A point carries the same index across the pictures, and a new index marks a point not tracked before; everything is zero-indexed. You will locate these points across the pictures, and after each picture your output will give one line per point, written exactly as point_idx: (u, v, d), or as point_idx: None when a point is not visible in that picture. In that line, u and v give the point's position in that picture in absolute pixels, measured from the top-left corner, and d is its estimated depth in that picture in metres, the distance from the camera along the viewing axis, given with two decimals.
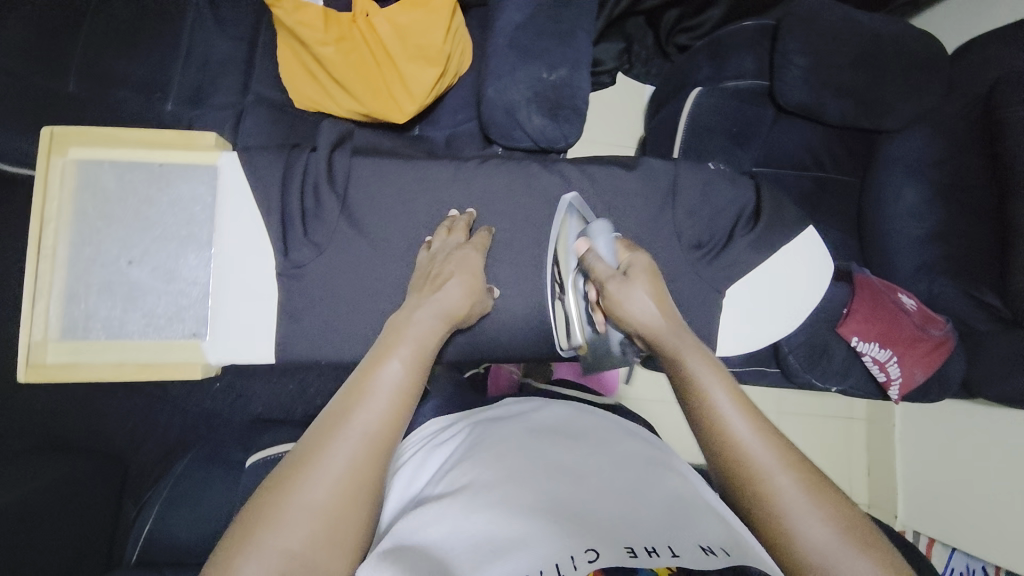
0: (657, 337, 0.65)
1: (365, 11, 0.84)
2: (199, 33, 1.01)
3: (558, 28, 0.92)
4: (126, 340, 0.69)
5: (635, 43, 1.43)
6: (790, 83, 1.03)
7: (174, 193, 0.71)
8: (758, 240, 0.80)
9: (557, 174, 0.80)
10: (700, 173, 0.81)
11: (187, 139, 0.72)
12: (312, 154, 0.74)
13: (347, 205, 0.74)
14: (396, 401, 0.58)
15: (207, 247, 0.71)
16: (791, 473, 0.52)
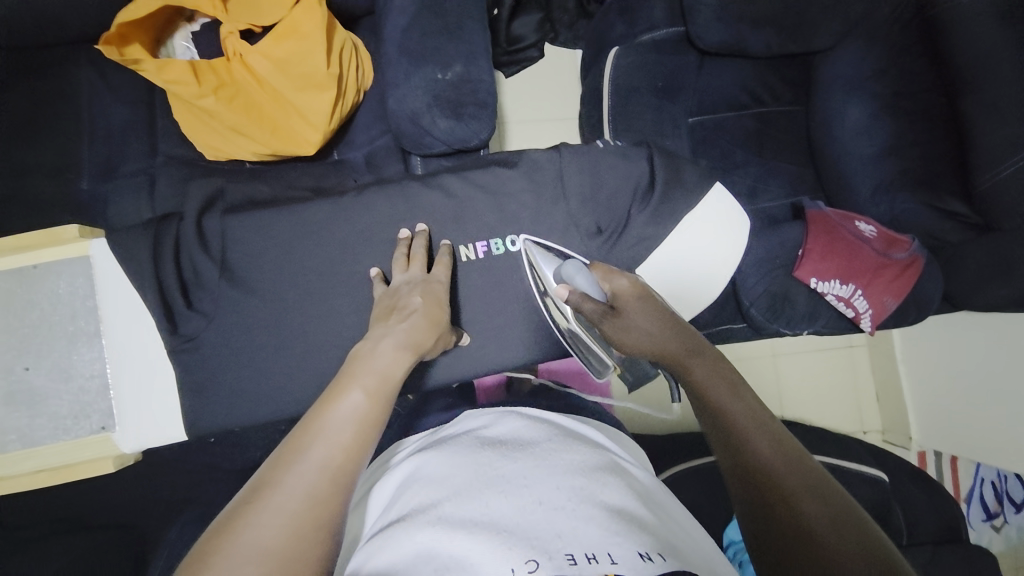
0: (667, 354, 0.61)
1: (238, 50, 0.81)
2: (95, 103, 0.99)
3: (444, 24, 0.88)
4: (38, 446, 0.70)
5: (554, 10, 1.36)
6: (704, 24, 0.98)
7: (55, 291, 0.71)
8: (656, 212, 0.78)
9: (438, 189, 0.79)
10: (584, 157, 0.79)
11: (52, 236, 0.71)
12: (182, 222, 0.75)
13: (257, 254, 0.75)
14: (364, 428, 0.53)
15: (97, 337, 0.71)
16: (792, 476, 0.47)
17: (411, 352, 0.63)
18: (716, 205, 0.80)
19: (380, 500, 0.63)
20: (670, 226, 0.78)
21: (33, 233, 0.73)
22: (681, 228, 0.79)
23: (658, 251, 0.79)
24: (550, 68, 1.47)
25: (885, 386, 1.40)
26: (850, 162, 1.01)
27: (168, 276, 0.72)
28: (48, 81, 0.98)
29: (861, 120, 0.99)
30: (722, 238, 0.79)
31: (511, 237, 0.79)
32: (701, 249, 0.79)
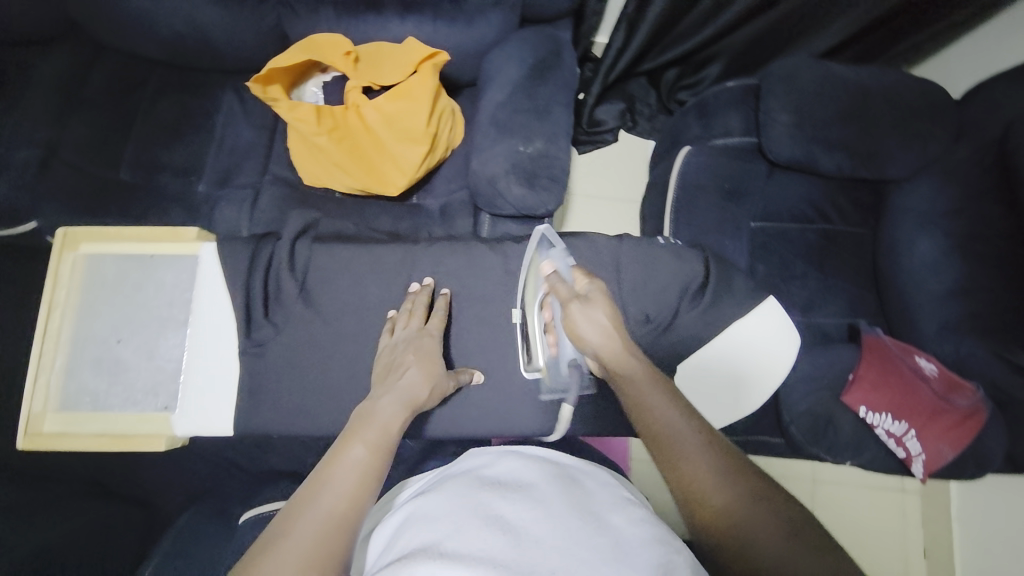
0: (619, 368, 0.64)
1: (356, 102, 0.93)
2: (229, 123, 1.16)
3: (533, 104, 0.98)
4: (108, 412, 0.77)
5: (637, 102, 1.47)
6: (778, 139, 1.02)
7: (162, 280, 0.81)
8: (705, 313, 0.80)
9: (502, 253, 0.85)
10: (643, 248, 0.81)
11: (173, 234, 0.82)
12: (279, 241, 0.83)
13: (327, 279, 0.82)
14: (364, 476, 0.58)
15: (184, 325, 0.80)
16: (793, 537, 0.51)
17: (412, 403, 0.67)
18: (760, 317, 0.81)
19: (379, 538, 0.63)
20: (713, 325, 0.80)
21: (160, 227, 0.84)
22: (723, 336, 0.80)
23: (697, 353, 0.81)
24: (622, 151, 1.55)
25: (937, 543, 1.25)
26: (915, 294, 0.99)
27: (258, 280, 0.81)
28: (197, 100, 1.17)
29: (931, 255, 0.97)
30: (763, 351, 0.80)
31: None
32: (739, 358, 0.80)
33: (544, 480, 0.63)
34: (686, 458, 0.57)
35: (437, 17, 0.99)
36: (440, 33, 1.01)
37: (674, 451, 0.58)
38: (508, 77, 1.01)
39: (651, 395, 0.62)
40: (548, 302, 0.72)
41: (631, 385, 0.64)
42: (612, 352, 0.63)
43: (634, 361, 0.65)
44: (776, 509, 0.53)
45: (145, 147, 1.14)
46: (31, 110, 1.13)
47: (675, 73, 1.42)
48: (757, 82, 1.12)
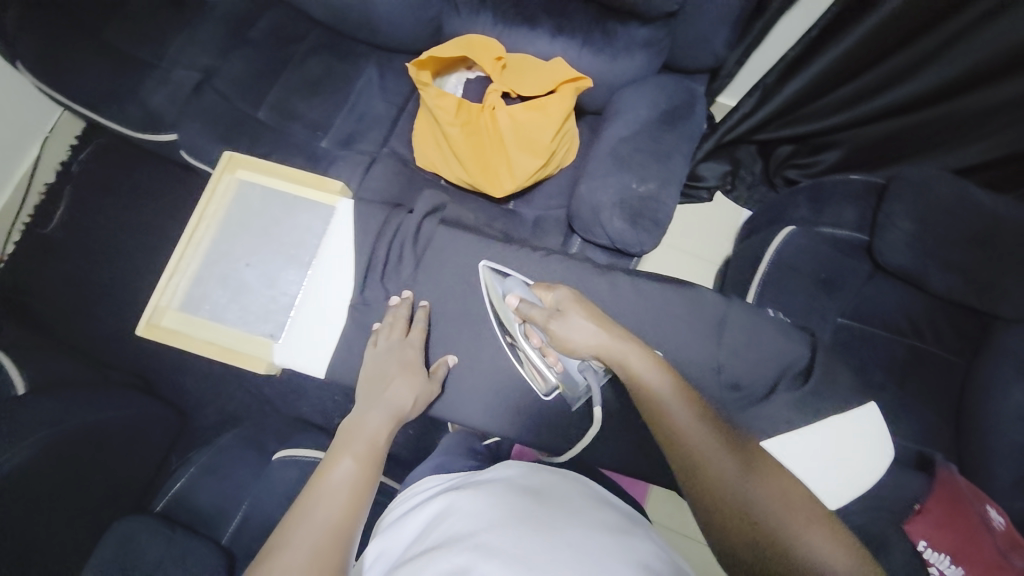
0: (606, 349, 0.68)
1: (493, 104, 0.98)
2: (366, 93, 1.25)
3: (656, 147, 1.00)
4: (221, 324, 0.84)
5: (742, 167, 1.48)
6: (891, 244, 1.01)
7: (297, 220, 0.89)
8: (801, 399, 0.80)
9: (607, 281, 0.85)
10: (753, 316, 0.83)
11: (320, 183, 0.90)
12: (409, 216, 0.90)
13: (426, 263, 0.88)
14: (355, 485, 0.65)
15: (306, 266, 0.86)
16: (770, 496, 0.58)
17: (394, 419, 0.75)
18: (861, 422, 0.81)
19: (401, 533, 0.66)
20: (780, 421, 0.80)
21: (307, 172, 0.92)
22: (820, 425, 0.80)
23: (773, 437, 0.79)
24: (713, 212, 1.54)
25: None
26: (996, 441, 0.93)
27: (384, 245, 0.87)
28: (344, 66, 1.26)
29: None
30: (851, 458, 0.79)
31: (653, 350, 0.82)
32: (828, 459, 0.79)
33: (566, 500, 0.64)
34: (678, 428, 0.62)
35: (585, 45, 1.05)
36: (584, 59, 1.06)
37: (699, 457, 0.60)
38: (636, 114, 1.04)
39: (671, 400, 0.64)
40: (529, 329, 0.79)
41: (650, 394, 0.65)
42: (606, 346, 0.69)
43: (649, 364, 0.67)
44: (798, 502, 0.58)
45: (288, 96, 1.24)
46: (202, 38, 1.26)
47: (788, 150, 1.40)
48: (882, 181, 1.09)
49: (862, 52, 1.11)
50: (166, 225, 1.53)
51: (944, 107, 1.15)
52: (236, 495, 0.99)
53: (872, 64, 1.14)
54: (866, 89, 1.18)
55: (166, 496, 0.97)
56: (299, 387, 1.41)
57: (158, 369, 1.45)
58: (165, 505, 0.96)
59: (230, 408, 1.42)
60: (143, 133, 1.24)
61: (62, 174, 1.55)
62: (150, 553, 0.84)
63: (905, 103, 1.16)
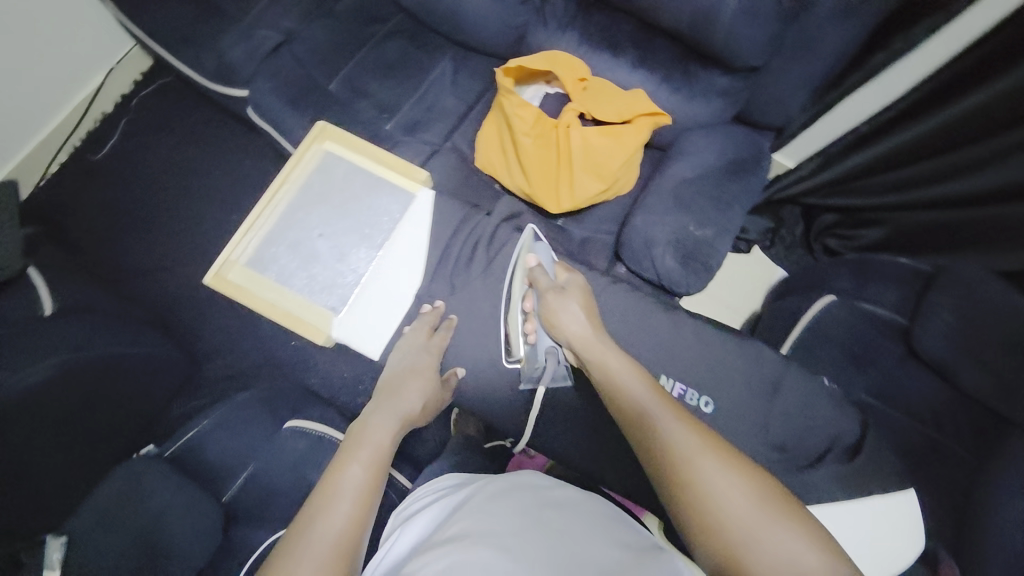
0: (583, 342, 0.75)
1: (568, 122, 0.98)
2: (437, 85, 1.26)
3: (719, 196, 1.01)
4: (287, 288, 0.87)
5: (783, 227, 1.49)
6: (932, 333, 1.01)
7: (377, 202, 0.92)
8: (846, 477, 0.78)
9: (673, 320, 0.87)
10: (808, 384, 0.83)
11: (405, 169, 0.93)
12: (486, 218, 0.93)
13: (490, 266, 0.88)
14: (367, 485, 0.68)
15: (376, 248, 0.89)
16: (740, 490, 0.56)
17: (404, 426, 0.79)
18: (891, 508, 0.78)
19: (411, 529, 0.66)
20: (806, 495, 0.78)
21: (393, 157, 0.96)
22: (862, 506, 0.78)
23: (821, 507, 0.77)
24: (750, 265, 1.54)
25: None
26: None
27: (462, 241, 0.90)
28: (421, 54, 1.27)
29: None
30: (883, 546, 0.77)
31: (707, 398, 0.83)
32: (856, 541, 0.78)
33: (588, 516, 0.63)
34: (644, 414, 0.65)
35: (664, 81, 1.06)
36: (660, 95, 1.07)
37: (673, 455, 0.60)
38: (703, 159, 1.05)
39: (645, 397, 0.67)
40: (528, 294, 0.85)
41: (625, 395, 0.68)
42: (586, 339, 0.76)
43: (625, 367, 0.71)
44: (783, 506, 0.55)
45: (362, 74, 1.25)
46: (288, 2, 1.27)
47: (831, 219, 1.39)
48: (931, 270, 1.10)
49: (917, 143, 1.14)
50: (212, 174, 1.55)
51: (1007, 208, 1.09)
52: (243, 456, 0.99)
53: (933, 154, 1.13)
54: (919, 177, 1.17)
55: (181, 443, 1.00)
56: (311, 358, 1.41)
57: (176, 314, 1.45)
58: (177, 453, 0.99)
59: (239, 366, 1.42)
60: (214, 83, 1.26)
61: (121, 106, 1.57)
62: (155, 499, 0.87)
63: (959, 196, 1.13)
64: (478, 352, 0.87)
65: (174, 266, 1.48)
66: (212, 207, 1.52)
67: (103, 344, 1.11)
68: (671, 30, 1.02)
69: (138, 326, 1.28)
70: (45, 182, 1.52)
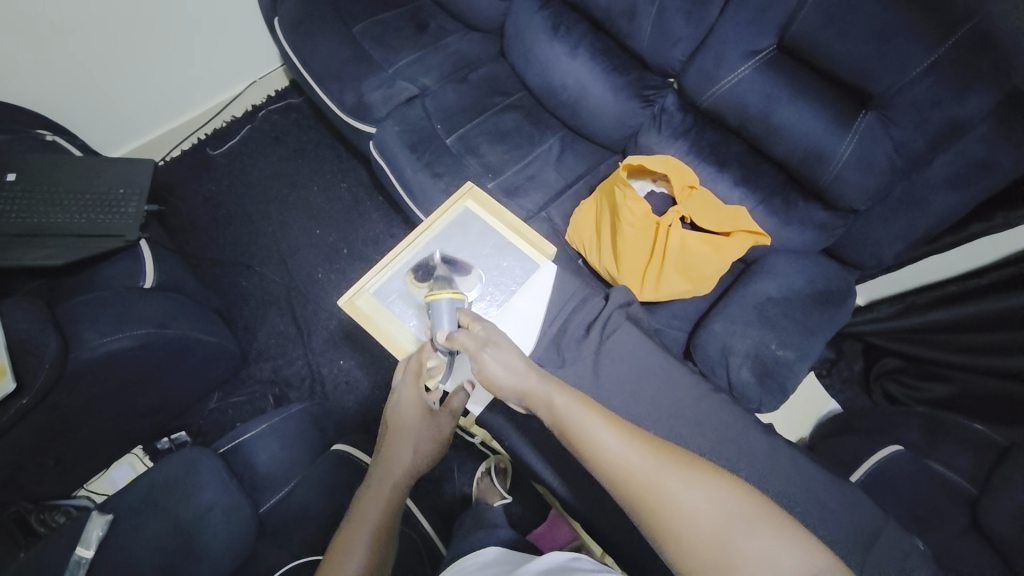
0: (525, 390, 0.72)
1: (671, 224, 1.03)
2: (542, 159, 1.35)
3: (803, 322, 1.03)
4: (405, 326, 0.92)
5: (842, 360, 1.48)
6: (1003, 509, 0.93)
7: (504, 265, 0.96)
8: None
9: (757, 439, 0.87)
10: (902, 541, 0.79)
11: (538, 242, 0.97)
12: (604, 302, 1.00)
13: (600, 348, 0.94)
14: (377, 533, 0.75)
15: (492, 309, 0.92)
16: (700, 493, 0.58)
17: (414, 458, 0.84)
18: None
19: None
20: None
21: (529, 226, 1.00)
22: None
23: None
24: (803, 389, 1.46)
25: None
26: None
27: (579, 322, 0.97)
28: (533, 128, 1.38)
29: None
30: None
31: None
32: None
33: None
34: (596, 441, 0.64)
35: (763, 203, 1.12)
36: (757, 214, 1.13)
37: (635, 479, 0.59)
38: (791, 282, 1.08)
39: (594, 424, 0.65)
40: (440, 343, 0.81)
41: (579, 435, 0.65)
42: (528, 381, 0.72)
43: (568, 399, 0.69)
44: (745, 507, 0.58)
45: (477, 135, 1.36)
46: (428, 63, 1.43)
47: (894, 363, 1.37)
48: (1005, 443, 1.05)
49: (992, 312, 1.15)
50: (310, 189, 1.67)
51: None
52: (288, 470, 0.99)
53: (1010, 326, 1.13)
54: (991, 344, 1.16)
55: (233, 442, 1.01)
56: (354, 381, 1.43)
57: (242, 309, 1.51)
58: (228, 450, 1.00)
59: (284, 372, 1.45)
60: (346, 115, 1.40)
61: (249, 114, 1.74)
62: (205, 494, 0.86)
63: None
64: None
65: (253, 263, 1.56)
66: (302, 218, 1.62)
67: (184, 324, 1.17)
68: (779, 160, 1.10)
69: (208, 313, 1.34)
70: (166, 161, 1.67)
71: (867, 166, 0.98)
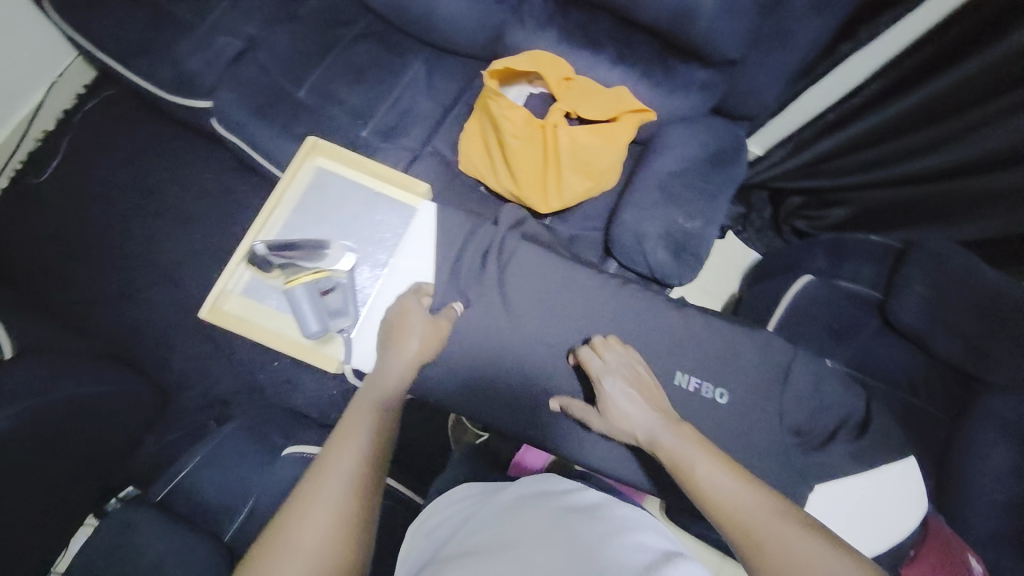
0: (651, 436, 0.70)
1: (555, 123, 0.97)
2: (411, 88, 1.22)
3: (704, 186, 1.04)
4: (285, 314, 0.90)
5: (754, 211, 1.52)
6: (905, 305, 1.06)
7: (377, 218, 0.95)
8: (859, 451, 0.83)
9: (678, 315, 0.89)
10: (814, 364, 0.87)
11: (403, 182, 0.97)
12: (494, 227, 0.94)
13: (502, 276, 0.90)
14: (378, 423, 0.66)
15: (379, 268, 0.92)
16: (839, 566, 0.54)
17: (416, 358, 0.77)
18: (892, 471, 0.84)
19: (431, 544, 0.66)
20: (821, 469, 0.83)
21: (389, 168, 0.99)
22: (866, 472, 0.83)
23: (823, 484, 0.83)
24: (722, 252, 1.55)
25: None
26: (974, 495, 0.99)
27: (474, 251, 0.92)
28: (392, 56, 1.23)
29: (1005, 468, 0.97)
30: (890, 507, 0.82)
31: (722, 389, 0.86)
32: (870, 517, 0.82)
33: (609, 518, 0.61)
34: (719, 491, 0.60)
35: (644, 77, 1.07)
36: (640, 92, 1.08)
37: (757, 533, 0.57)
38: (686, 152, 1.07)
39: (711, 468, 0.62)
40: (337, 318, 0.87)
41: (700, 479, 0.62)
42: (650, 424, 0.71)
43: (693, 445, 0.66)
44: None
45: (332, 79, 1.20)
46: (248, 7, 1.21)
47: (797, 202, 1.43)
48: (898, 245, 1.15)
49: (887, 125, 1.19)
50: (171, 191, 1.45)
51: (979, 179, 1.13)
52: (240, 490, 0.95)
53: (893, 135, 1.19)
54: (886, 156, 1.22)
55: (170, 485, 0.95)
56: (294, 378, 1.36)
57: (143, 343, 1.36)
58: (166, 495, 0.94)
59: (216, 392, 1.35)
60: (171, 94, 1.19)
61: (65, 124, 1.46)
62: (153, 548, 0.82)
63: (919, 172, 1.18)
64: (478, 363, 0.88)
65: (135, 291, 1.38)
66: (175, 226, 1.43)
67: (74, 380, 1.05)
68: (649, 26, 1.04)
69: (99, 361, 1.20)
70: None
71: (732, 11, 0.93)
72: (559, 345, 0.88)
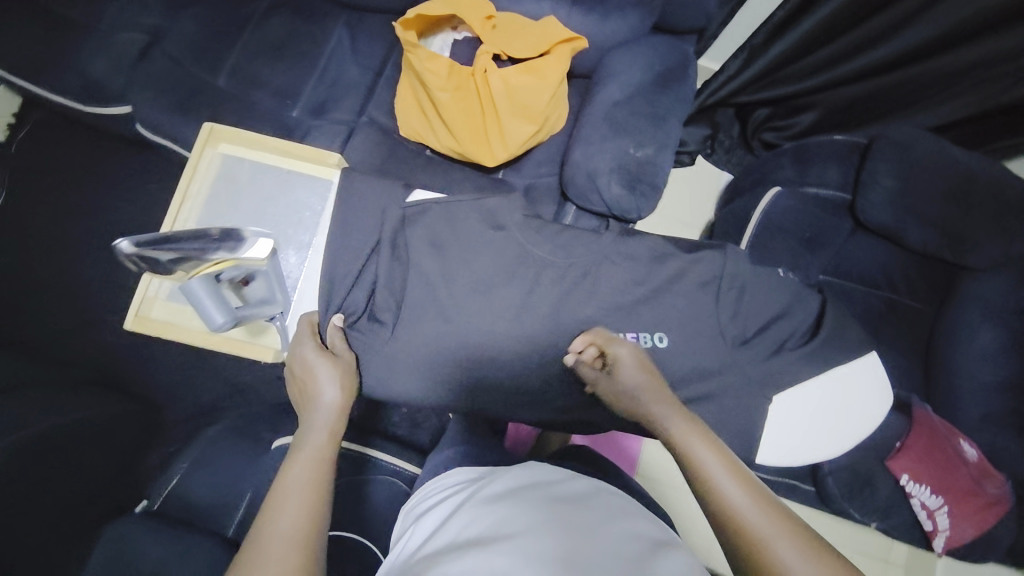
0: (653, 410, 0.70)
1: (484, 67, 0.94)
2: (337, 58, 1.14)
3: (653, 111, 0.99)
4: None
5: (721, 131, 1.42)
6: (873, 202, 1.01)
7: (294, 198, 0.95)
8: (810, 353, 0.84)
9: (636, 251, 0.87)
10: (775, 277, 0.86)
11: (315, 156, 0.96)
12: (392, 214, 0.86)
13: (446, 238, 0.87)
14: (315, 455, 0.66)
15: (305, 247, 0.92)
16: (792, 540, 0.53)
17: (338, 398, 0.75)
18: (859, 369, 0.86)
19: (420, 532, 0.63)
20: (788, 378, 0.83)
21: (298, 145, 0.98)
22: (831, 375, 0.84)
23: (787, 393, 0.83)
24: (694, 177, 1.50)
25: None
26: (960, 381, 0.97)
27: (394, 216, 0.86)
28: (310, 27, 1.15)
29: (989, 349, 0.95)
30: (861, 407, 0.84)
31: (659, 334, 0.84)
32: (836, 415, 0.84)
33: (604, 507, 0.57)
34: (714, 476, 0.59)
35: (575, 4, 1.00)
36: (572, 20, 1.01)
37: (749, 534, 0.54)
38: (630, 76, 1.01)
39: (706, 457, 0.61)
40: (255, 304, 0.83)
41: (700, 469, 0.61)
42: (654, 394, 0.71)
43: (701, 439, 0.63)
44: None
45: (250, 61, 1.12)
46: None
47: (765, 112, 1.35)
48: (865, 141, 1.10)
49: (852, 9, 1.08)
50: (118, 209, 1.41)
51: (944, 58, 1.08)
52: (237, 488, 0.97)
53: (852, 24, 1.12)
54: (849, 49, 1.15)
55: (162, 494, 0.98)
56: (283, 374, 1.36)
57: (123, 365, 1.35)
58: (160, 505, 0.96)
59: (207, 401, 1.35)
60: (85, 105, 1.12)
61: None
62: (153, 551, 0.85)
63: (887, 60, 1.12)
64: (431, 335, 0.83)
65: (106, 314, 1.37)
66: None
67: (57, 408, 1.06)
68: None
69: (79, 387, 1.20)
70: None
71: None
72: (520, 300, 0.85)
